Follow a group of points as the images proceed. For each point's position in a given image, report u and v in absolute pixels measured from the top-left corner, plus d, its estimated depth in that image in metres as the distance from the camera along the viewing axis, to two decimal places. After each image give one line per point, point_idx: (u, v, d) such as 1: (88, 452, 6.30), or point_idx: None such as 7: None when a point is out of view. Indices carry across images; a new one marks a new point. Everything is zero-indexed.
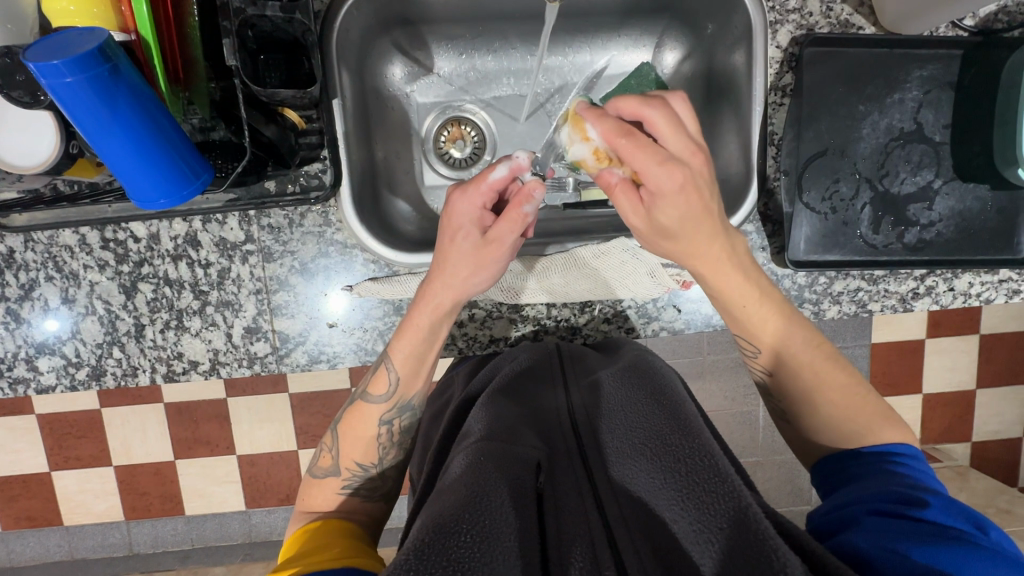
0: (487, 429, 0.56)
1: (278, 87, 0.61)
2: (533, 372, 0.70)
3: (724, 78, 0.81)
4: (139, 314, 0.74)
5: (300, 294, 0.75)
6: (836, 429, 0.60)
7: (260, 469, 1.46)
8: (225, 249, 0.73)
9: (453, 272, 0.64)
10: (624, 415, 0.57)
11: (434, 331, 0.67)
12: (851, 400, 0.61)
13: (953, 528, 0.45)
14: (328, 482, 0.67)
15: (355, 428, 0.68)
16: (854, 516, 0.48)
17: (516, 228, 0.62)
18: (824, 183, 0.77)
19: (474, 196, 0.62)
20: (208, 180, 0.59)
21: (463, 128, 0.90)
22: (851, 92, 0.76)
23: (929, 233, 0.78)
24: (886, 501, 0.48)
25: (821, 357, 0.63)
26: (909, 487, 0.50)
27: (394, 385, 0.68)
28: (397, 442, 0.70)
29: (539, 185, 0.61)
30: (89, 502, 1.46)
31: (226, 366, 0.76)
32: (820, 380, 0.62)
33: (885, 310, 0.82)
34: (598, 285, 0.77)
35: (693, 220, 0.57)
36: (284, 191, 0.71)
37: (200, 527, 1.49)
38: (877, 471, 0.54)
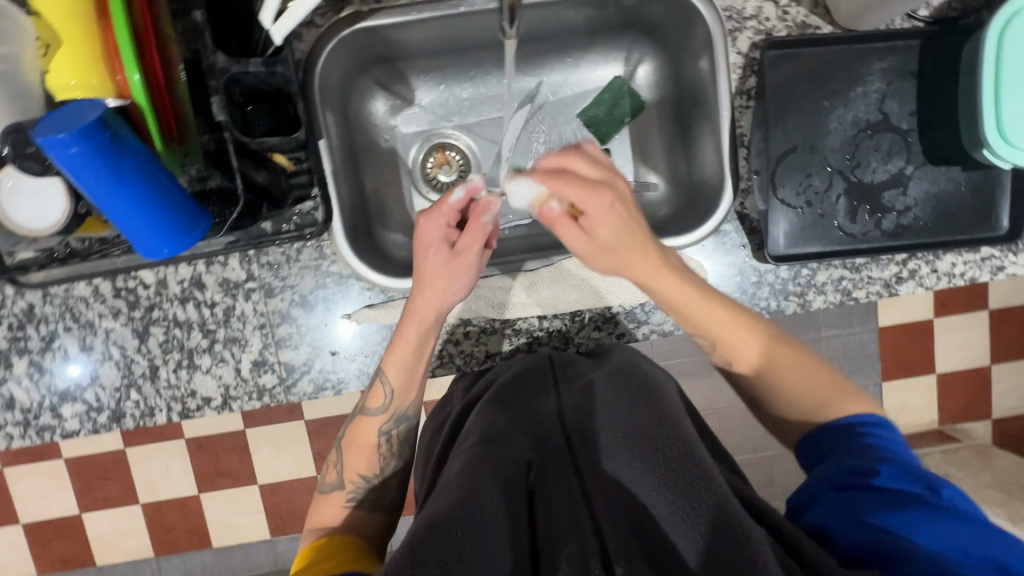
0: (483, 434, 0.59)
1: (266, 134, 0.66)
2: (524, 378, 0.71)
3: (692, 84, 0.84)
4: (153, 356, 0.78)
5: (302, 326, 0.78)
6: (800, 409, 0.64)
7: (281, 497, 1.50)
8: (229, 288, 0.77)
9: (433, 285, 0.67)
10: (609, 413, 0.60)
11: (427, 338, 0.70)
12: (803, 374, 0.64)
13: (906, 493, 0.49)
14: (334, 496, 0.70)
15: (357, 442, 0.72)
16: (820, 490, 0.53)
17: (481, 242, 0.66)
18: (797, 178, 0.79)
19: (437, 220, 0.67)
20: (208, 228, 0.64)
21: (449, 154, 0.95)
22: (815, 89, 0.78)
23: (905, 218, 0.80)
24: (849, 472, 0.53)
25: (770, 341, 0.66)
26: (870, 459, 0.53)
27: (388, 396, 0.71)
28: (397, 453, 0.73)
29: (495, 199, 0.67)
30: (120, 541, 1.50)
31: (238, 399, 0.79)
32: (786, 369, 0.65)
33: (871, 297, 0.83)
34: (585, 294, 0.78)
35: (628, 235, 0.61)
36: (280, 229, 0.75)
37: (228, 557, 1.53)
38: (845, 444, 0.57)
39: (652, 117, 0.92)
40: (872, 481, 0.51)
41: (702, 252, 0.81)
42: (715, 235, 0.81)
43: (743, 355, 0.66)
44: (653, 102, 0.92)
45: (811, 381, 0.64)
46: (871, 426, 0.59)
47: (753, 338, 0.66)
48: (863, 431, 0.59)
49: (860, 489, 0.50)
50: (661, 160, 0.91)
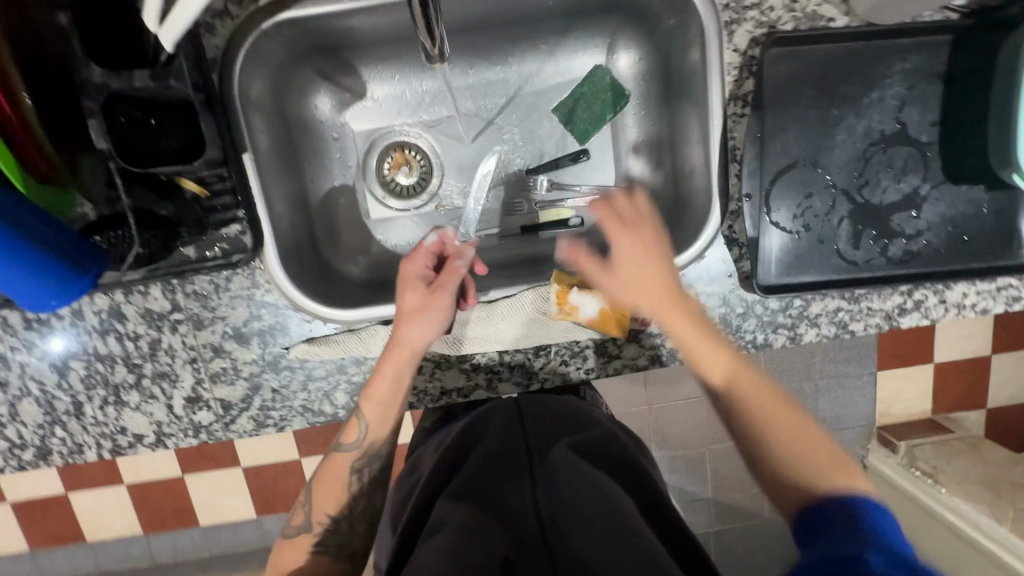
0: (466, 522, 0.53)
1: (175, 149, 0.56)
2: (499, 452, 0.65)
3: (682, 82, 0.73)
4: (75, 392, 0.71)
5: (237, 360, 0.71)
6: (798, 468, 0.54)
7: (267, 477, 1.43)
8: (152, 319, 0.69)
9: (408, 323, 0.64)
10: (583, 502, 0.55)
11: (402, 380, 0.64)
12: (802, 442, 0.55)
13: None
14: (299, 541, 0.65)
15: (327, 479, 0.66)
16: (800, 569, 0.46)
17: (457, 280, 0.66)
18: (796, 199, 0.69)
19: (413, 261, 0.66)
20: (100, 270, 0.56)
21: (408, 154, 0.84)
22: (822, 94, 0.67)
23: (915, 244, 0.71)
24: (836, 556, 0.44)
25: (770, 393, 0.57)
26: (866, 542, 0.45)
27: (363, 433, 0.65)
28: (365, 493, 0.68)
29: (471, 246, 0.68)
30: (97, 517, 1.42)
31: (172, 436, 0.73)
32: (763, 408, 0.56)
33: (869, 329, 0.75)
34: (549, 329, 0.71)
35: (642, 266, 0.62)
36: (202, 257, 0.65)
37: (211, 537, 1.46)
38: (838, 526, 0.48)
39: (636, 115, 0.81)
40: (861, 562, 0.43)
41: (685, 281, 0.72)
42: (699, 262, 0.72)
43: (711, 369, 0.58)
44: (639, 97, 0.80)
45: (785, 435, 0.55)
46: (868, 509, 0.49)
47: (721, 366, 0.58)
48: (860, 518, 0.48)
49: (849, 570, 0.42)
50: (644, 165, 0.81)
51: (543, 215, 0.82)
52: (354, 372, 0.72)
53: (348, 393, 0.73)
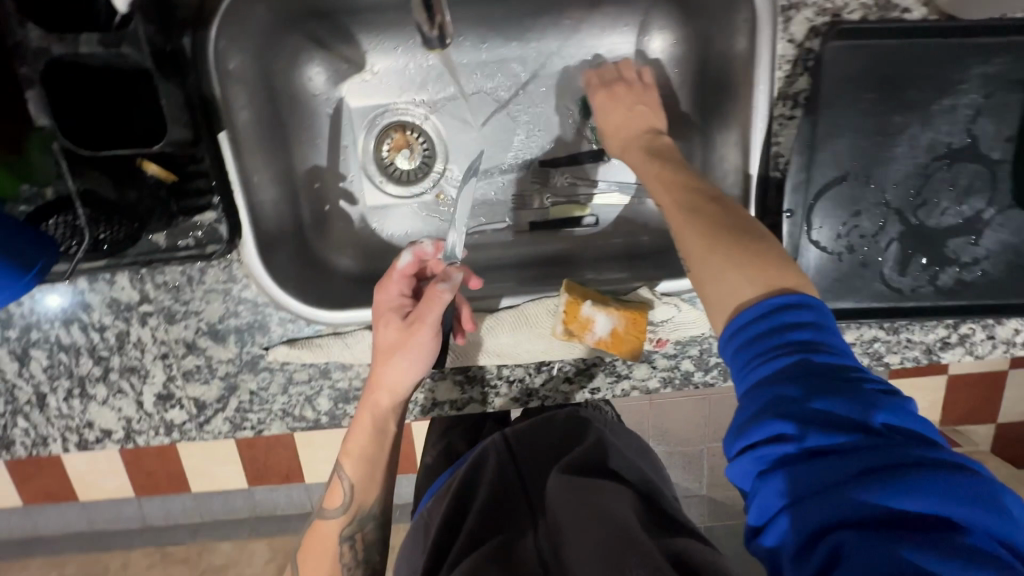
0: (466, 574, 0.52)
1: (137, 124, 0.51)
2: (499, 500, 0.64)
3: (722, 73, 0.63)
4: (37, 382, 0.66)
5: (212, 359, 0.65)
6: (743, 264, 0.44)
7: (260, 451, 1.16)
8: (119, 311, 0.63)
9: (386, 362, 0.58)
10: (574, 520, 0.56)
11: (386, 423, 0.60)
12: (744, 242, 0.45)
13: (855, 445, 0.34)
14: None
15: (314, 552, 0.59)
16: (747, 471, 0.38)
17: (436, 312, 0.57)
18: (841, 216, 0.61)
19: (389, 288, 0.61)
20: (48, 264, 0.49)
21: (410, 135, 0.76)
22: (886, 99, 0.58)
23: (969, 274, 0.63)
24: (769, 437, 0.36)
25: (718, 210, 0.48)
26: (793, 395, 0.36)
27: (348, 495, 0.59)
28: (363, 560, 0.61)
29: (457, 270, 0.60)
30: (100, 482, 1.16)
31: (142, 434, 0.68)
32: (706, 243, 0.46)
33: (906, 362, 0.68)
34: (554, 345, 0.64)
35: (631, 117, 0.61)
36: (174, 246, 0.59)
37: (213, 504, 1.21)
38: (770, 360, 0.39)
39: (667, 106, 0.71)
40: (798, 443, 0.35)
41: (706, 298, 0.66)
42: None
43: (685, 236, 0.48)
44: (676, 82, 0.69)
45: (731, 277, 0.43)
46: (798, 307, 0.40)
47: (688, 205, 0.50)
48: (791, 330, 0.39)
49: (795, 465, 0.35)
50: None
51: (555, 211, 0.74)
52: (339, 378, 0.66)
53: (333, 399, 0.67)
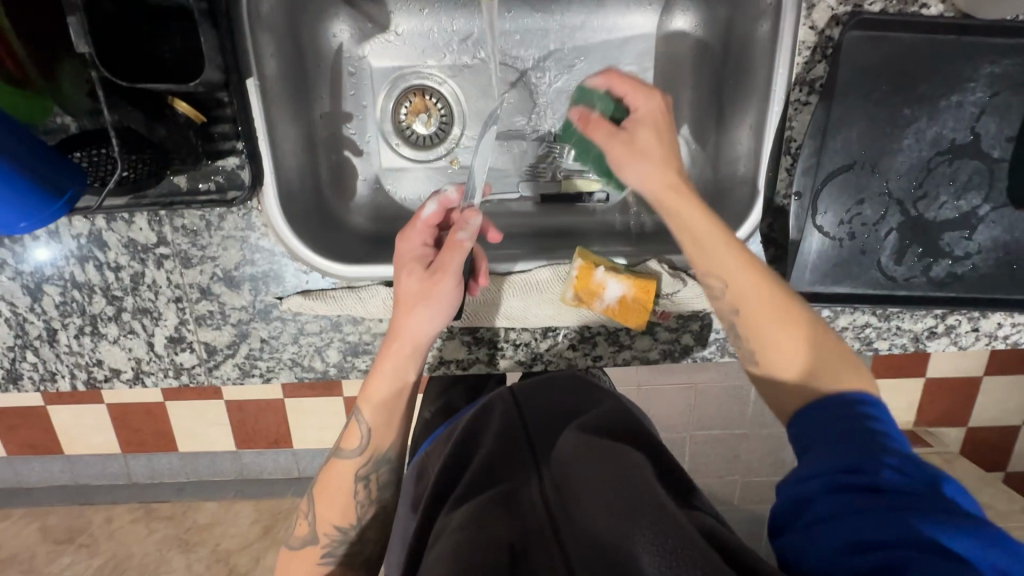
0: (465, 517, 0.57)
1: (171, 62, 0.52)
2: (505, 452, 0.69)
3: (741, 56, 0.66)
4: (49, 317, 0.66)
5: (225, 305, 0.66)
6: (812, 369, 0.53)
7: (250, 415, 1.10)
8: (136, 251, 0.64)
9: (408, 312, 0.59)
10: (581, 478, 0.60)
11: (404, 374, 0.62)
12: (813, 340, 0.54)
13: (906, 491, 0.42)
14: (307, 552, 0.63)
15: (330, 488, 0.63)
16: (805, 493, 0.46)
17: (458, 260, 0.59)
18: (845, 203, 0.64)
19: (412, 237, 0.62)
20: (78, 194, 0.49)
21: (428, 100, 0.76)
22: (897, 91, 0.60)
23: (961, 267, 0.66)
24: (843, 468, 0.45)
25: (786, 310, 0.55)
26: (873, 446, 0.46)
27: (365, 437, 0.63)
28: (374, 500, 0.65)
29: (475, 214, 0.60)
30: (85, 437, 1.10)
31: (151, 375, 0.69)
32: (785, 330, 0.54)
33: (893, 349, 0.71)
34: (562, 311, 0.66)
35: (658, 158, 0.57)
36: (196, 189, 0.60)
37: (200, 467, 1.15)
38: (854, 422, 0.48)
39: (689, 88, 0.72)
40: (870, 477, 0.44)
41: None
42: None
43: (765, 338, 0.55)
44: (694, 67, 0.72)
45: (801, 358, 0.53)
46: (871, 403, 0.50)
47: (762, 299, 0.55)
48: (855, 417, 0.48)
49: (862, 490, 0.43)
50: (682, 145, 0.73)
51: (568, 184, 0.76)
52: (350, 331, 0.68)
53: (342, 352, 0.69)
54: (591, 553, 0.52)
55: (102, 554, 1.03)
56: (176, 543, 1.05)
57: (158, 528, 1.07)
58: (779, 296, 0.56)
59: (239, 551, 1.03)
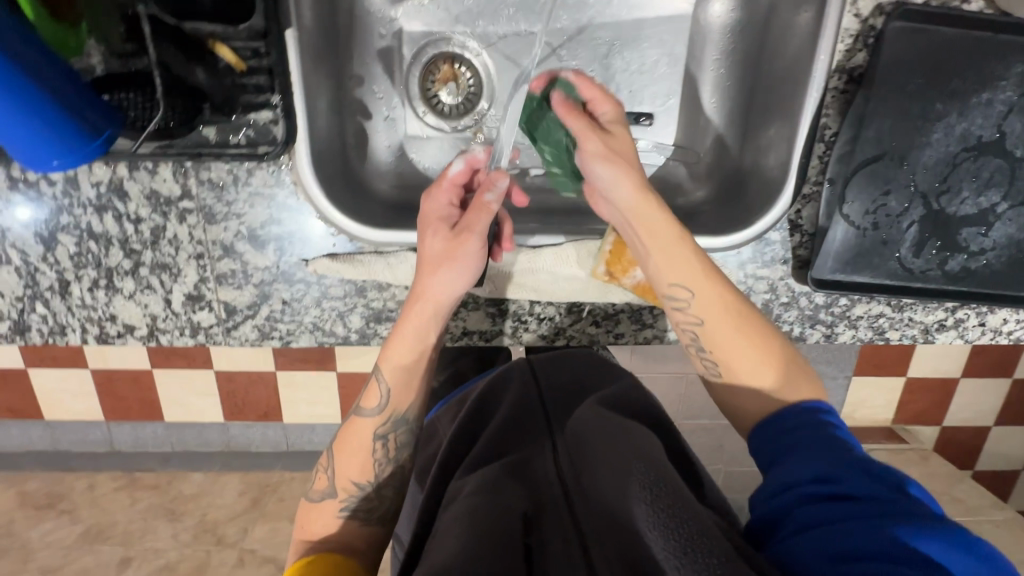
0: (480, 482, 0.59)
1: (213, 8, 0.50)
2: (519, 422, 0.71)
3: (780, 44, 0.66)
4: (62, 269, 0.64)
5: (247, 264, 0.65)
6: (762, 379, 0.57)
7: (240, 386, 1.05)
8: (158, 204, 0.62)
9: (432, 272, 0.59)
10: (596, 450, 0.61)
11: (427, 337, 0.61)
12: (767, 353, 0.58)
13: (872, 498, 0.44)
14: (326, 505, 0.62)
15: (350, 445, 0.62)
16: (783, 506, 0.48)
17: (485, 221, 0.58)
18: (872, 194, 0.65)
19: (438, 197, 0.60)
20: (113, 135, 0.48)
21: (457, 69, 0.75)
22: (932, 85, 0.61)
23: (975, 262, 0.68)
24: (815, 478, 0.47)
25: (744, 323, 0.58)
26: (842, 456, 0.48)
27: (385, 397, 0.61)
28: (393, 458, 0.63)
29: (503, 176, 0.59)
30: (64, 402, 1.04)
31: (166, 333, 0.67)
32: (749, 348, 0.58)
33: (903, 340, 0.74)
34: (590, 286, 0.67)
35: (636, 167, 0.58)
36: (225, 142, 0.58)
37: (187, 436, 1.10)
38: (820, 439, 0.51)
39: (718, 72, 0.73)
40: (843, 487, 0.46)
41: (736, 261, 0.69)
42: (755, 243, 0.69)
43: (726, 348, 0.58)
44: (728, 52, 0.72)
45: (757, 366, 0.57)
46: (826, 413, 0.54)
47: (727, 309, 0.58)
48: (804, 426, 0.53)
49: (836, 499, 0.45)
50: (711, 129, 0.75)
51: None
52: (374, 297, 0.67)
53: (365, 318, 0.68)
54: (603, 521, 0.53)
55: (84, 521, 0.99)
56: (163, 512, 1.01)
57: (143, 497, 1.02)
58: (744, 313, 0.59)
59: (228, 522, 1.00)
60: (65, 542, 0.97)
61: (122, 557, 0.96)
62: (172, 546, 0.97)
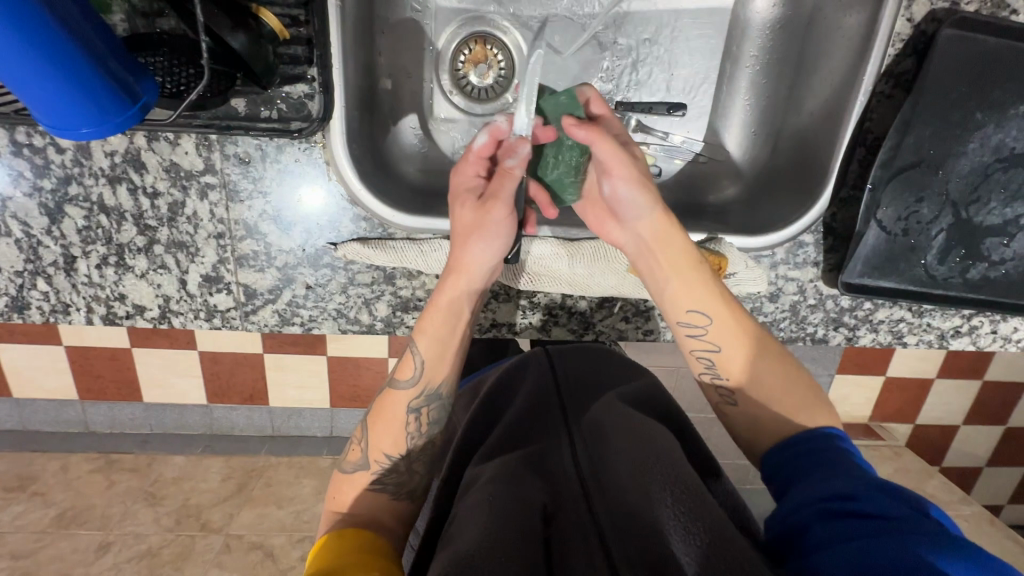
0: (498, 472, 0.54)
1: None
2: (537, 409, 0.66)
3: (826, 43, 0.66)
4: (68, 243, 0.60)
5: (271, 246, 0.61)
6: (775, 402, 0.55)
7: (224, 368, 0.99)
8: (178, 178, 0.58)
9: (460, 244, 0.57)
10: (619, 447, 0.57)
11: (460, 308, 0.59)
12: (782, 377, 0.56)
13: (899, 514, 0.40)
14: (357, 477, 0.58)
15: (384, 417, 0.58)
16: (798, 522, 0.44)
17: (510, 186, 0.55)
18: (905, 200, 0.66)
19: (466, 169, 0.59)
20: (149, 104, 0.47)
21: (489, 50, 0.71)
22: (973, 94, 0.61)
23: (994, 272, 0.69)
24: (835, 495, 0.44)
25: (758, 345, 0.57)
26: (858, 475, 0.45)
27: (419, 369, 0.58)
28: (426, 433, 0.59)
29: (524, 141, 0.55)
30: (36, 379, 0.98)
31: (179, 316, 0.64)
32: (763, 366, 0.57)
33: (920, 344, 0.75)
34: (625, 282, 0.67)
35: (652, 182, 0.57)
36: (256, 115, 0.56)
37: (165, 419, 1.04)
38: (836, 461, 0.48)
39: (754, 69, 0.72)
40: (865, 505, 0.42)
41: (769, 261, 0.70)
42: (789, 244, 0.69)
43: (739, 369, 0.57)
44: (766, 48, 0.71)
45: (769, 391, 0.56)
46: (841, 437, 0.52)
47: (738, 331, 0.57)
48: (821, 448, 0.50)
49: (857, 518, 0.41)
50: (748, 128, 0.74)
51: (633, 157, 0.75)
52: (403, 285, 0.65)
53: (392, 306, 0.66)
54: (624, 519, 0.50)
55: (59, 504, 0.93)
56: (143, 496, 0.95)
57: (120, 480, 0.97)
58: (751, 330, 0.58)
59: (212, 507, 0.95)
60: (39, 526, 0.90)
61: (100, 543, 0.89)
62: (154, 531, 0.91)
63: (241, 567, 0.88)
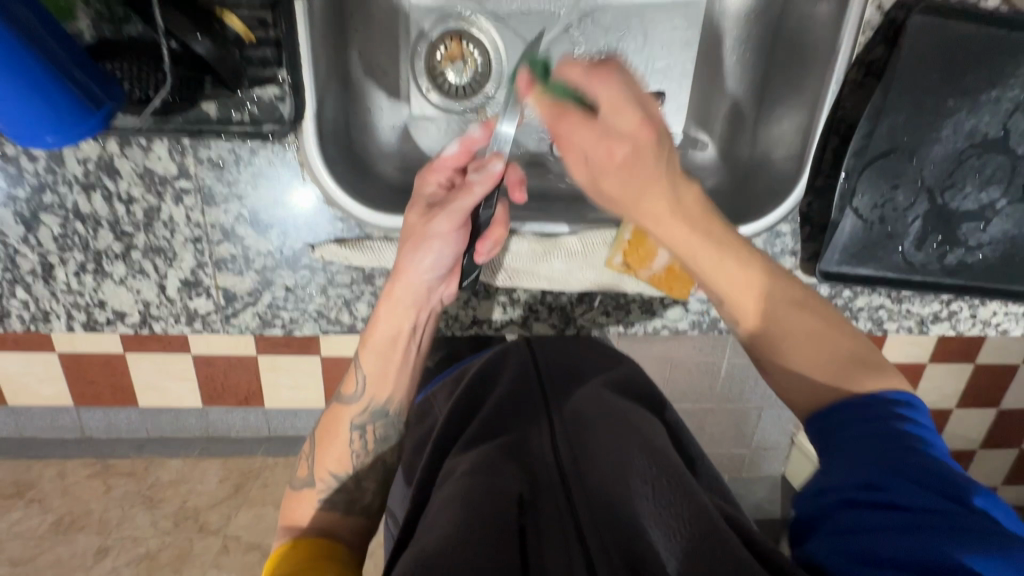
0: (476, 462, 0.54)
1: None
2: (519, 396, 0.65)
3: (798, 32, 0.66)
4: (45, 250, 0.60)
5: (249, 249, 0.62)
6: (820, 367, 0.50)
7: (217, 370, 0.95)
8: (152, 183, 0.58)
9: (400, 255, 0.57)
10: (602, 437, 0.57)
11: (400, 323, 0.58)
12: (821, 346, 0.50)
13: (930, 510, 0.39)
14: (305, 493, 0.58)
15: (330, 433, 0.59)
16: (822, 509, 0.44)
17: (464, 200, 0.54)
18: (880, 188, 0.66)
19: (427, 177, 0.58)
20: (113, 110, 0.48)
21: (465, 47, 0.71)
22: (944, 80, 0.62)
23: (971, 257, 0.69)
24: (862, 484, 0.42)
25: (787, 310, 0.52)
26: (880, 457, 0.43)
27: (362, 384, 0.59)
28: (372, 452, 0.59)
29: (498, 158, 0.53)
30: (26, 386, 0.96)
31: (159, 320, 0.64)
32: (786, 332, 0.51)
33: (900, 331, 0.76)
34: (603, 276, 0.67)
35: (643, 184, 0.45)
36: (227, 118, 0.55)
37: (161, 423, 1.00)
38: (867, 436, 0.45)
39: (731, 59, 0.72)
40: (891, 494, 0.41)
41: None
42: (766, 234, 0.69)
43: (772, 343, 0.52)
44: (743, 39, 0.71)
45: (809, 359, 0.50)
46: (906, 406, 0.46)
47: (766, 304, 0.52)
48: (882, 429, 0.45)
49: (882, 508, 0.40)
50: (727, 121, 0.73)
51: None
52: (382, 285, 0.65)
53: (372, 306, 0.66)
54: (602, 512, 0.50)
55: (56, 510, 0.93)
56: (139, 499, 0.95)
57: (117, 485, 0.96)
58: (783, 302, 0.52)
59: (208, 509, 0.96)
60: (36, 532, 0.92)
61: (98, 546, 0.91)
62: (152, 534, 0.93)
63: (238, 566, 0.91)
